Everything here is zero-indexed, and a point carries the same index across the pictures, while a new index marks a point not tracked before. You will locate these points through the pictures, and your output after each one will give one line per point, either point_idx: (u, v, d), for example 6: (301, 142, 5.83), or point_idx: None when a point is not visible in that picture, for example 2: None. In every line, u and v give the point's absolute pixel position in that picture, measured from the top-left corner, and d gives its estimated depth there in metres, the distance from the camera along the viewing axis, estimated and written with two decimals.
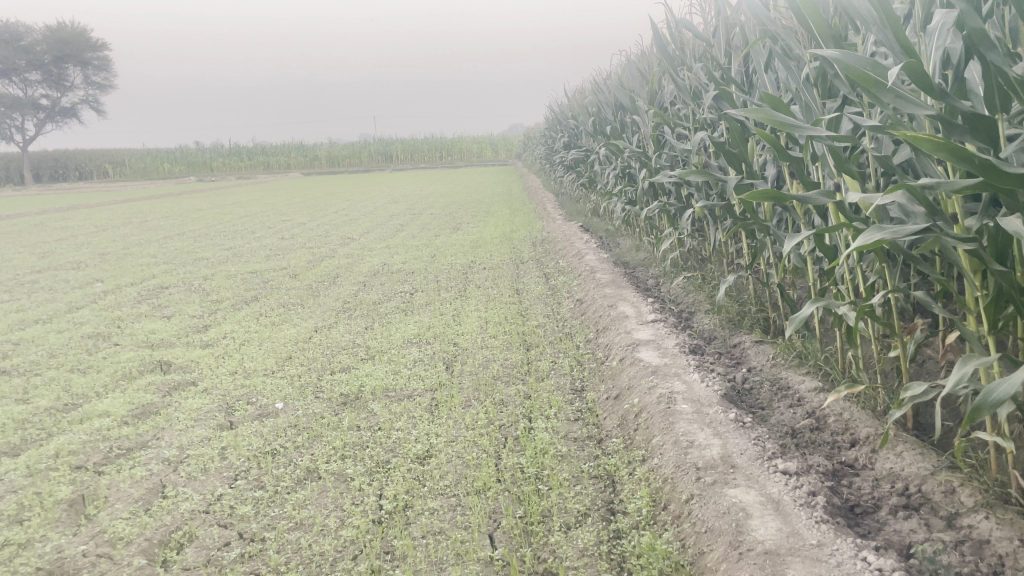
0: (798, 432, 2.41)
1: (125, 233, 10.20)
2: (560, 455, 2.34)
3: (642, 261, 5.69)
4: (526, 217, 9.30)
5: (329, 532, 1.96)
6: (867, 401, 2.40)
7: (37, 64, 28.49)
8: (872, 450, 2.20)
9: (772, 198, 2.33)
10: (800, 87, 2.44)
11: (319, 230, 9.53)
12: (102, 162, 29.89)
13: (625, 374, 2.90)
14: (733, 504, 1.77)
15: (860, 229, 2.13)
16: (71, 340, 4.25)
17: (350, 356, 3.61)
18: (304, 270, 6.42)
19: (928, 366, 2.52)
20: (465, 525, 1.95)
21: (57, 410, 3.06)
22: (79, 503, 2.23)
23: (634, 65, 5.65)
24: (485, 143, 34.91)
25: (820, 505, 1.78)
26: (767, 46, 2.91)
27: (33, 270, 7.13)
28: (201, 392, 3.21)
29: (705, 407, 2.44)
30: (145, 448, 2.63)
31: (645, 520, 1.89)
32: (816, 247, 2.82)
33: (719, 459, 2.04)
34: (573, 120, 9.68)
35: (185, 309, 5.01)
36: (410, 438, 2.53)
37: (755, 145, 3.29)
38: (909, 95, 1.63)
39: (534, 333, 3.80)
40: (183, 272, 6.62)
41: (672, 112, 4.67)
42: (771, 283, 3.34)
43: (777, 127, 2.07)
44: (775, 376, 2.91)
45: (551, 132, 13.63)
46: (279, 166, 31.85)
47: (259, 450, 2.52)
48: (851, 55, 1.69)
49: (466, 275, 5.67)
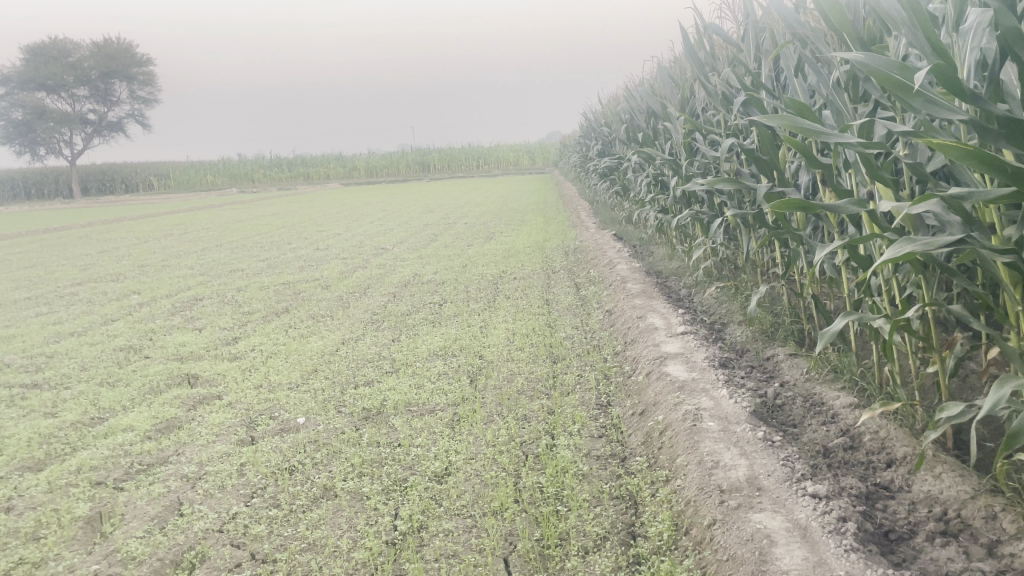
0: (830, 452, 2.31)
1: (165, 245, 10.33)
2: (581, 474, 2.27)
3: (675, 271, 5.59)
4: (560, 226, 9.24)
5: (341, 554, 1.92)
6: (904, 419, 2.29)
7: (84, 81, 29.23)
8: (909, 471, 2.09)
9: (801, 208, 2.24)
10: (830, 92, 2.34)
11: (354, 240, 9.58)
12: (147, 175, 30.49)
13: (651, 389, 2.82)
14: (757, 531, 1.69)
15: (893, 240, 2.02)
16: (103, 353, 4.28)
17: (375, 370, 3.58)
18: (336, 281, 6.43)
19: (970, 382, 2.39)
20: (479, 549, 1.89)
21: (83, 424, 3.07)
22: (96, 520, 2.22)
23: (666, 70, 5.56)
24: (522, 151, 34.93)
25: (850, 532, 1.68)
26: (797, 50, 2.81)
27: (73, 282, 7.26)
28: (225, 406, 3.20)
29: (733, 425, 2.35)
30: (165, 464, 2.62)
31: (666, 546, 1.81)
32: (850, 258, 2.71)
33: (744, 482, 1.95)
34: (606, 128, 9.60)
35: (216, 321, 5.03)
36: (429, 455, 2.48)
37: (786, 152, 3.18)
38: (937, 99, 1.53)
39: (561, 346, 3.74)
40: (218, 284, 6.68)
41: (704, 118, 4.58)
42: (805, 294, 3.22)
43: (803, 135, 1.98)
44: (809, 391, 2.80)
45: (585, 141, 13.54)
46: (318, 177, 32.19)
47: (277, 467, 2.50)
48: (877, 58, 1.60)
49: (496, 285, 5.62)
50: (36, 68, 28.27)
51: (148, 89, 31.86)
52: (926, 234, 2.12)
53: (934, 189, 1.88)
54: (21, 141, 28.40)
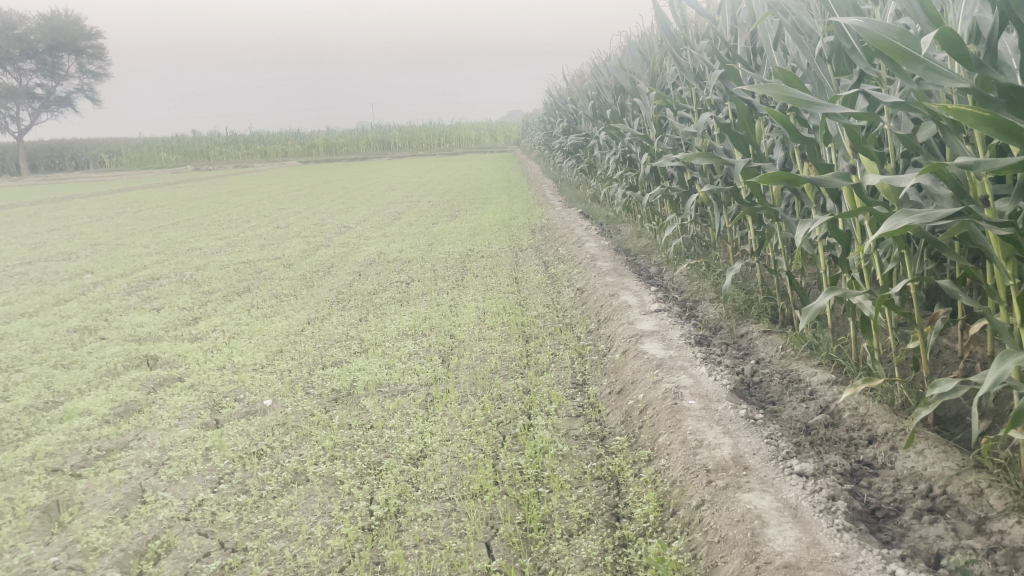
0: (811, 429, 2.28)
1: (118, 223, 10.02)
2: (561, 455, 2.21)
3: (643, 249, 5.55)
4: (525, 204, 9.17)
5: (316, 541, 1.85)
6: (883, 395, 2.27)
7: (31, 53, 28.25)
8: (891, 448, 2.07)
9: (784, 182, 2.19)
10: (813, 63, 2.30)
11: (315, 219, 9.41)
12: (98, 152, 29.65)
13: (628, 366, 2.78)
14: (748, 511, 1.65)
15: (879, 214, 1.99)
16: (57, 334, 4.11)
17: (343, 350, 3.49)
18: (298, 260, 6.28)
19: (945, 357, 2.39)
20: (460, 533, 1.83)
21: (37, 409, 2.93)
22: (53, 509, 2.11)
23: (635, 45, 5.50)
24: (483, 130, 34.72)
25: (840, 511, 1.65)
26: (778, 22, 2.76)
27: (22, 261, 7.00)
28: (188, 389, 3.09)
29: (714, 403, 2.31)
30: (125, 449, 2.51)
31: (653, 527, 1.77)
32: (827, 233, 2.69)
33: (730, 461, 1.91)
34: (571, 105, 9.51)
35: (175, 301, 4.87)
36: (403, 437, 2.41)
37: (763, 126, 3.14)
38: (939, 67, 1.49)
39: (533, 325, 3.68)
40: (175, 263, 6.48)
41: (675, 93, 4.53)
42: (779, 270, 3.20)
43: (791, 105, 1.94)
44: (786, 368, 2.78)
45: (549, 119, 13.46)
46: (276, 154, 31.62)
47: (244, 451, 2.40)
48: (875, 23, 1.54)
49: (463, 264, 5.54)
50: None
51: (98, 63, 30.89)
52: (911, 208, 2.10)
53: (923, 160, 1.85)
54: None
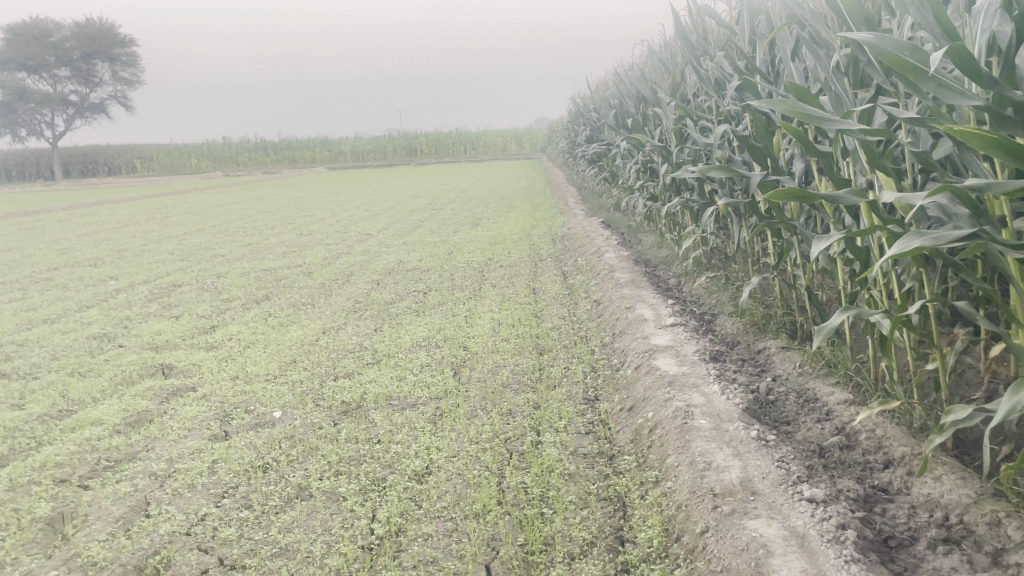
0: (825, 451, 2.23)
1: (145, 229, 10.13)
2: (567, 474, 2.18)
3: (663, 260, 5.49)
4: (548, 212, 9.14)
5: (314, 560, 1.82)
6: (901, 417, 2.20)
7: (66, 61, 28.77)
8: (908, 473, 2.01)
9: (798, 198, 2.14)
10: (829, 76, 2.25)
11: (338, 226, 9.45)
12: (130, 158, 30.11)
13: (640, 383, 2.73)
14: (753, 540, 1.60)
15: (895, 233, 1.93)
16: (76, 341, 4.15)
17: (356, 361, 3.48)
18: (318, 268, 6.29)
19: (968, 378, 2.32)
20: (460, 555, 1.80)
21: (50, 418, 2.95)
22: (58, 521, 2.11)
23: (657, 54, 5.45)
24: (509, 137, 34.74)
25: (850, 541, 1.59)
26: (795, 33, 2.71)
27: (49, 267, 7.09)
28: (200, 399, 3.09)
29: (725, 423, 2.26)
30: (133, 460, 2.51)
31: (656, 554, 1.72)
32: (845, 249, 2.62)
33: (738, 485, 1.86)
34: (595, 113, 9.46)
35: (194, 309, 4.90)
36: (409, 452, 2.38)
37: (781, 139, 3.09)
38: (952, 84, 1.45)
39: (547, 337, 3.64)
40: (198, 270, 6.52)
41: (695, 104, 4.48)
42: (798, 284, 3.13)
43: (803, 121, 1.89)
44: (802, 387, 2.72)
45: (573, 127, 13.42)
46: (304, 160, 31.90)
47: (250, 465, 2.39)
48: (887, 39, 1.50)
49: (481, 273, 5.51)
50: (18, 47, 27.81)
51: (131, 70, 31.37)
52: (929, 225, 2.04)
53: (940, 177, 1.80)
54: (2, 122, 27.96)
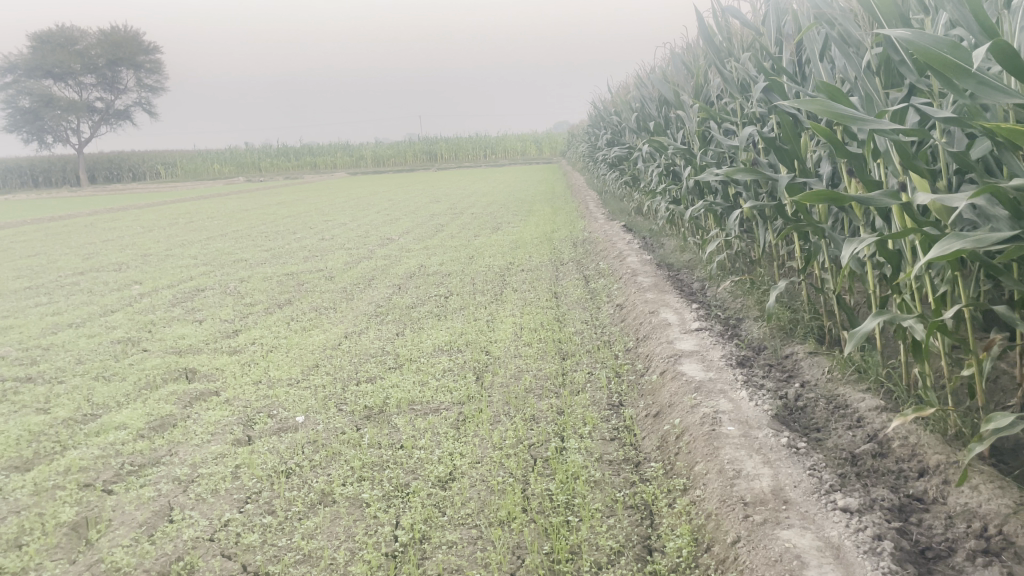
0: (858, 460, 2.18)
1: (169, 234, 10.21)
2: (593, 481, 2.14)
3: (687, 263, 5.45)
4: (569, 216, 9.11)
5: (337, 568, 1.80)
6: (935, 424, 2.15)
7: (92, 68, 29.14)
8: (943, 482, 1.96)
9: (829, 200, 2.09)
10: (861, 76, 2.20)
11: (360, 231, 9.46)
12: (154, 163, 30.45)
13: (665, 389, 2.69)
14: (787, 550, 1.56)
15: (931, 235, 1.88)
16: (100, 346, 4.17)
17: (378, 365, 3.46)
18: (340, 272, 6.30)
19: (1003, 385, 2.26)
20: (484, 563, 1.77)
21: (75, 422, 2.95)
22: (82, 526, 2.11)
23: (680, 56, 5.42)
24: (530, 141, 34.70)
25: (887, 553, 1.55)
26: (824, 33, 2.66)
27: (75, 272, 7.15)
28: (223, 403, 3.09)
29: (754, 430, 2.21)
30: (157, 465, 2.50)
31: (685, 564, 1.69)
32: (876, 252, 2.57)
33: (769, 494, 1.82)
34: (616, 117, 9.42)
35: (217, 313, 4.92)
36: (433, 458, 2.36)
37: (808, 141, 3.04)
38: (994, 82, 1.40)
39: (570, 342, 3.61)
40: (221, 274, 6.54)
41: (719, 106, 4.44)
42: (825, 288, 3.08)
43: (836, 121, 1.85)
44: (831, 393, 2.67)
45: (594, 131, 13.37)
46: (325, 165, 32.05)
47: (273, 470, 2.38)
48: (925, 35, 1.45)
49: (503, 277, 5.49)
50: (45, 55, 28.23)
51: (155, 77, 31.75)
52: (965, 228, 1.99)
53: (977, 178, 1.76)
54: (29, 129, 28.37)
